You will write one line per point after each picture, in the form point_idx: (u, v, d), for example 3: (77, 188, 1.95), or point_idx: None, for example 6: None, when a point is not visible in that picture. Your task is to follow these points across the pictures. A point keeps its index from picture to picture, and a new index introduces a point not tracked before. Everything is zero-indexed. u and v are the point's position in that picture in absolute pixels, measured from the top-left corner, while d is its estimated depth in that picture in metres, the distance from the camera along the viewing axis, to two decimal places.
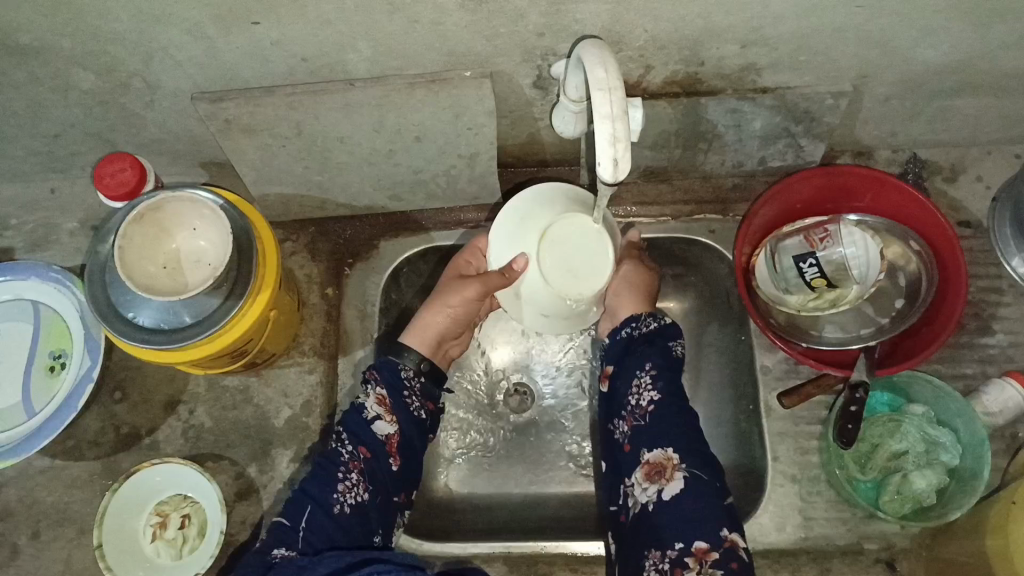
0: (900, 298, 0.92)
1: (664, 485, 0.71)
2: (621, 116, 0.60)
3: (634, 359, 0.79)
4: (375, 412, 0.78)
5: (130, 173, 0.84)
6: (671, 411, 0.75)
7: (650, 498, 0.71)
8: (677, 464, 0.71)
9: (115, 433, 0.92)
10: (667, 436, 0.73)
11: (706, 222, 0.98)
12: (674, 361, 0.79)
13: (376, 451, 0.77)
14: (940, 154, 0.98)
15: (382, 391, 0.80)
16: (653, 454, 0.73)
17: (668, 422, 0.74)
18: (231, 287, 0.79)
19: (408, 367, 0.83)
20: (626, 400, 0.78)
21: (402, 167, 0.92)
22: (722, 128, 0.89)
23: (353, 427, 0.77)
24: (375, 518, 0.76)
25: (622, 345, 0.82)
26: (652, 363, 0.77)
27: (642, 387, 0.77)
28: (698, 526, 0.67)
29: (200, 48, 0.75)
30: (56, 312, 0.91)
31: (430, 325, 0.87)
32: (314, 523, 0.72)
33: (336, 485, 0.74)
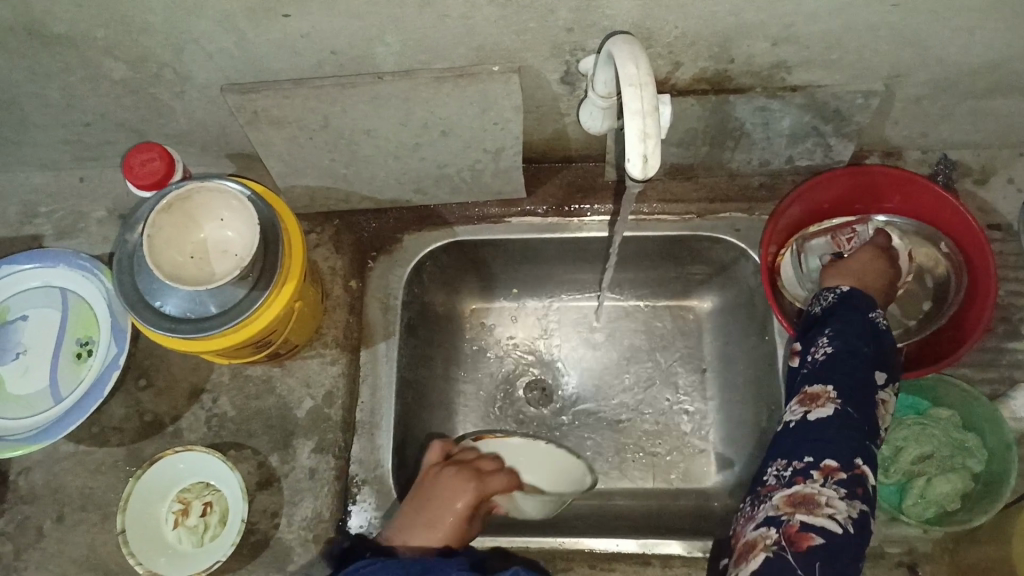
0: (927, 301, 0.91)
1: (809, 516, 0.69)
2: (651, 112, 0.59)
3: (844, 313, 0.81)
4: None
5: (158, 163, 0.85)
6: (844, 370, 0.76)
7: (808, 498, 0.70)
8: (831, 499, 0.69)
9: (140, 420, 0.93)
10: (819, 426, 0.74)
11: (731, 221, 0.97)
12: (870, 334, 0.79)
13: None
14: (970, 156, 0.97)
15: None
16: (813, 385, 0.77)
17: (842, 372, 0.76)
18: (256, 278, 0.79)
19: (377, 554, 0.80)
20: (806, 352, 0.81)
21: (428, 161, 0.92)
22: (750, 126, 0.88)
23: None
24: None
25: (861, 323, 0.80)
26: (837, 325, 0.80)
27: (820, 346, 0.79)
28: (833, 448, 0.72)
29: (231, 40, 0.76)
30: (83, 300, 0.93)
31: (441, 522, 0.82)
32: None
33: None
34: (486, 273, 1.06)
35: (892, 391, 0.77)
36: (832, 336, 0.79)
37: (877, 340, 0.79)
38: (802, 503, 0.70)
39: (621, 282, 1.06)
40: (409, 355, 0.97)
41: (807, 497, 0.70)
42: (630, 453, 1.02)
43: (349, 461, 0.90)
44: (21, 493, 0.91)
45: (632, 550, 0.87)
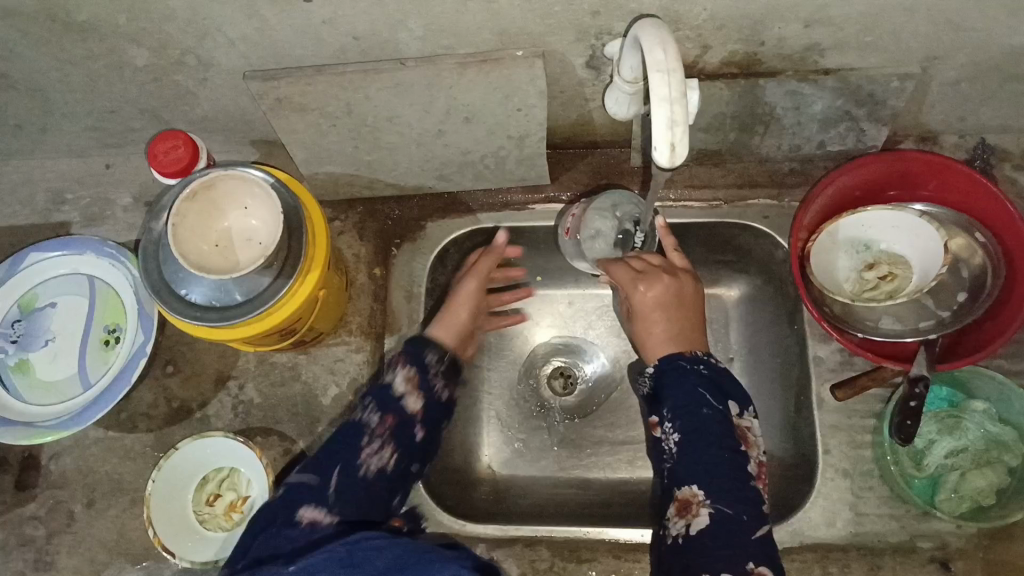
0: (962, 292, 0.87)
1: (691, 521, 0.69)
2: (679, 99, 0.58)
3: (681, 388, 0.75)
4: (402, 388, 0.85)
5: (182, 151, 0.85)
6: (698, 449, 0.71)
7: (679, 532, 0.69)
8: (702, 499, 0.69)
9: (168, 406, 0.94)
10: (692, 473, 0.71)
11: (761, 208, 0.95)
12: (706, 382, 0.75)
13: (398, 417, 0.83)
14: (1011, 140, 0.94)
15: (410, 368, 0.86)
16: (682, 488, 0.71)
17: (695, 458, 0.71)
18: (281, 266, 0.79)
19: (431, 355, 0.89)
20: (660, 451, 0.76)
21: (451, 148, 0.91)
22: (781, 111, 0.86)
23: (380, 393, 0.84)
24: (391, 480, 0.82)
25: (688, 377, 0.76)
26: (672, 404, 0.75)
27: (666, 433, 0.74)
28: (726, 560, 0.64)
29: (254, 26, 0.75)
30: (110, 287, 0.93)
31: (454, 319, 0.94)
32: (342, 480, 0.77)
33: (361, 450, 0.79)
34: (509, 261, 1.05)
35: (751, 416, 0.76)
36: (673, 414, 0.74)
37: (712, 394, 0.74)
38: (681, 508, 0.70)
39: None
40: None
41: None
42: None
43: None
44: (53, 477, 0.93)
45: None
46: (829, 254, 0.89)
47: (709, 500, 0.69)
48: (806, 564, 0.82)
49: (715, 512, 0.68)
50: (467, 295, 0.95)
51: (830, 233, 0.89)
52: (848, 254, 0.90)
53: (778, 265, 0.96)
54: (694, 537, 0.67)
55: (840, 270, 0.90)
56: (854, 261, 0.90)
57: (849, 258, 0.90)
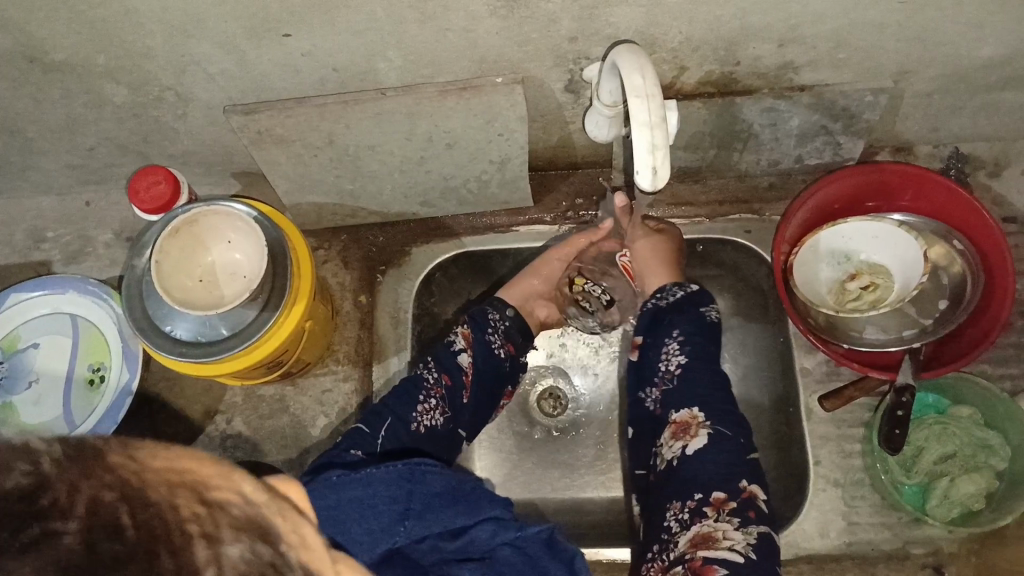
0: (943, 300, 0.88)
1: (688, 442, 0.73)
2: (659, 123, 0.59)
3: (662, 330, 0.81)
4: (460, 345, 0.84)
5: (164, 186, 0.85)
6: (700, 375, 0.76)
7: (675, 454, 0.74)
8: (703, 422, 0.73)
9: (155, 443, 0.93)
10: (689, 398, 0.75)
11: (742, 223, 0.97)
12: (707, 325, 0.80)
13: (456, 379, 0.82)
14: (983, 148, 0.95)
15: (468, 328, 0.86)
16: (681, 412, 0.75)
17: (695, 386, 0.76)
18: (267, 298, 0.79)
19: (495, 313, 0.89)
20: (656, 372, 0.80)
21: (434, 174, 0.91)
22: (759, 127, 0.87)
23: (440, 356, 0.83)
24: (444, 443, 0.81)
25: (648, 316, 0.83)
26: (681, 327, 0.79)
27: (670, 353, 0.78)
28: (714, 481, 0.70)
29: (233, 61, 0.75)
30: (94, 326, 0.92)
31: (523, 284, 0.94)
32: (391, 433, 0.77)
33: (417, 404, 0.79)
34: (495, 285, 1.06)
35: None
36: (682, 337, 0.79)
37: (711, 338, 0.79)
38: (681, 429, 0.74)
39: None
40: None
41: (706, 535, 0.67)
42: None
43: None
44: None
45: None
46: (811, 267, 0.91)
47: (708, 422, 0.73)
48: None
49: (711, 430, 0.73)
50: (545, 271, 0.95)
51: (810, 246, 0.90)
52: (830, 267, 0.91)
53: (761, 279, 0.97)
54: (687, 458, 0.72)
55: (822, 283, 0.91)
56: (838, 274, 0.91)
57: (831, 271, 0.91)
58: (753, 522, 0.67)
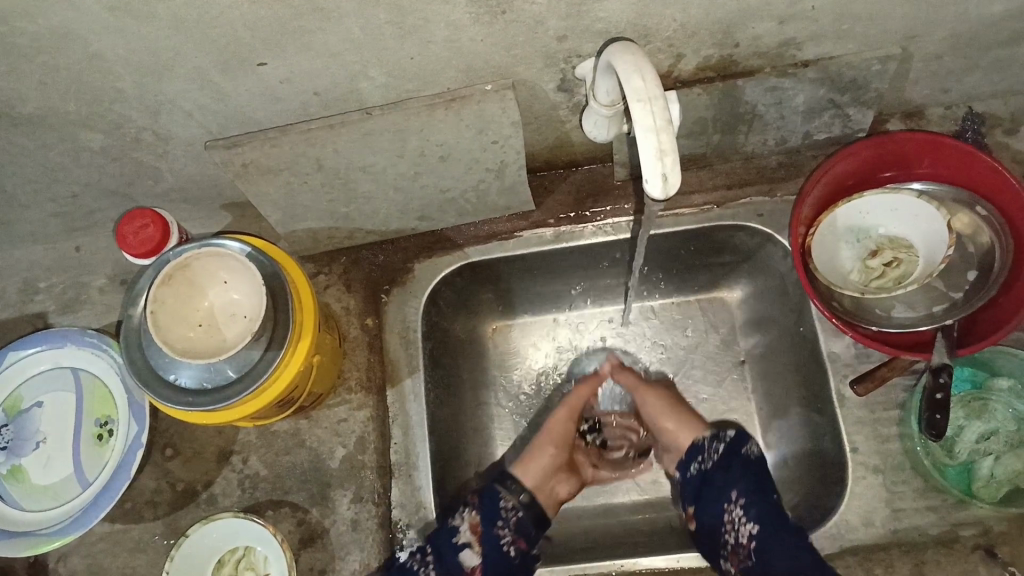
0: (972, 271, 0.85)
1: None
2: (665, 126, 0.55)
3: (715, 496, 0.85)
4: (465, 539, 0.82)
5: (152, 230, 0.82)
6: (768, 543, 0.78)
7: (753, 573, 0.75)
8: None
9: (172, 491, 0.91)
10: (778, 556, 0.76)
11: (754, 205, 0.92)
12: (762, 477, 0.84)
13: (491, 558, 0.83)
14: (998, 105, 0.91)
15: (475, 517, 0.84)
16: None
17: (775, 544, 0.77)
18: (270, 336, 0.76)
19: (508, 498, 0.88)
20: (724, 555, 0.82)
21: (430, 188, 0.88)
22: (763, 108, 0.83)
23: (447, 554, 0.82)
24: None
25: (695, 482, 0.88)
26: (742, 487, 0.83)
27: (736, 522, 0.81)
28: None
29: (208, 96, 0.72)
30: (96, 378, 0.90)
31: (535, 459, 0.92)
32: None
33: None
34: (503, 292, 1.03)
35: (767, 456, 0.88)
36: (744, 500, 0.82)
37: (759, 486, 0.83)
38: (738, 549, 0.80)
39: (645, 284, 1.04)
40: (436, 387, 0.95)
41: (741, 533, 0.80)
42: None
43: (391, 507, 0.88)
44: None
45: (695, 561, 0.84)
46: (829, 248, 0.87)
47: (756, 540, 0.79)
48: (848, 570, 0.79)
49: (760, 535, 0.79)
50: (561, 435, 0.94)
51: (825, 227, 0.87)
52: (852, 249, 0.87)
53: (779, 262, 0.93)
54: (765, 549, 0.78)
55: (843, 264, 0.87)
56: (859, 253, 0.87)
57: (852, 252, 0.87)
58: None
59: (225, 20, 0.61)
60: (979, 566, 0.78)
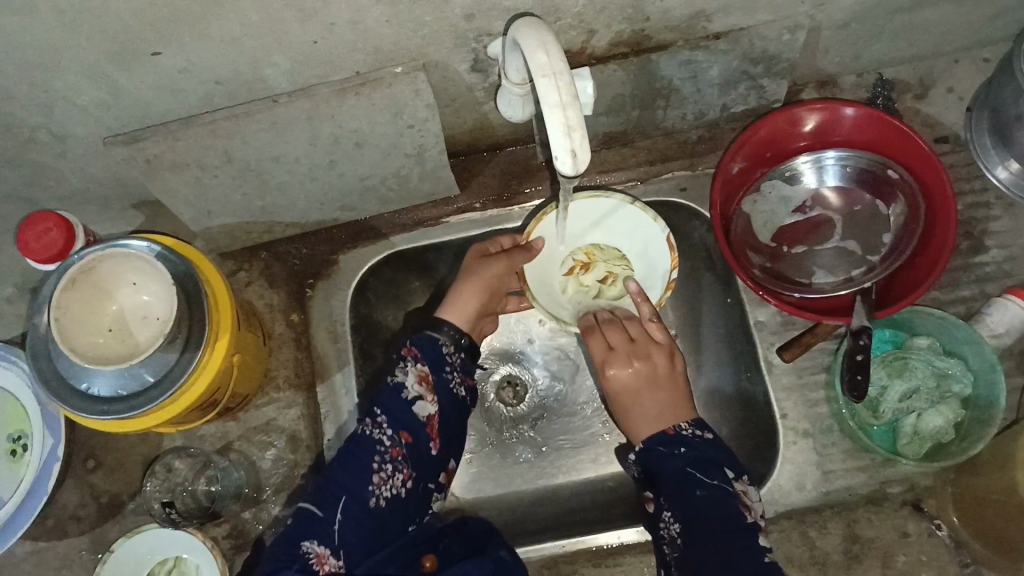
0: (888, 234, 0.86)
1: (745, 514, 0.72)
2: (571, 102, 0.54)
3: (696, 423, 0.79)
4: (415, 392, 0.80)
5: (55, 234, 0.78)
6: (695, 533, 0.71)
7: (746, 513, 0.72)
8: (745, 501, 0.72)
9: (97, 504, 0.87)
10: (703, 469, 0.74)
11: (676, 180, 0.93)
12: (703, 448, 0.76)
13: (416, 432, 0.79)
14: (907, 71, 0.93)
15: (423, 368, 0.81)
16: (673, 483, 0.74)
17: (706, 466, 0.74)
18: (186, 337, 0.73)
19: (447, 343, 0.84)
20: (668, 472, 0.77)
21: (348, 177, 0.85)
22: (679, 82, 0.83)
23: (394, 408, 0.79)
24: (405, 508, 0.79)
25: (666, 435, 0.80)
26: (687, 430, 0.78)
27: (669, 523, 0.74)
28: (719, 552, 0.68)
29: (102, 90, 0.68)
30: (7, 392, 0.85)
31: (466, 302, 0.86)
32: (347, 516, 0.75)
33: (372, 475, 0.77)
34: None
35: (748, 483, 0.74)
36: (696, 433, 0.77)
37: (704, 471, 0.74)
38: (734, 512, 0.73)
39: None
40: (370, 380, 0.93)
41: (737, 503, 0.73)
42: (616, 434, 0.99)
43: None
44: None
45: (634, 539, 0.87)
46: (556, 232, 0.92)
47: (705, 436, 0.77)
48: (783, 533, 0.82)
49: (691, 450, 0.76)
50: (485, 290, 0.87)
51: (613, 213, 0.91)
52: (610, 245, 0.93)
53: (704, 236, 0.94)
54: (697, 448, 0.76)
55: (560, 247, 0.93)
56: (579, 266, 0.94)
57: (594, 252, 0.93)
58: None
59: (110, 8, 0.58)
60: (907, 521, 0.81)
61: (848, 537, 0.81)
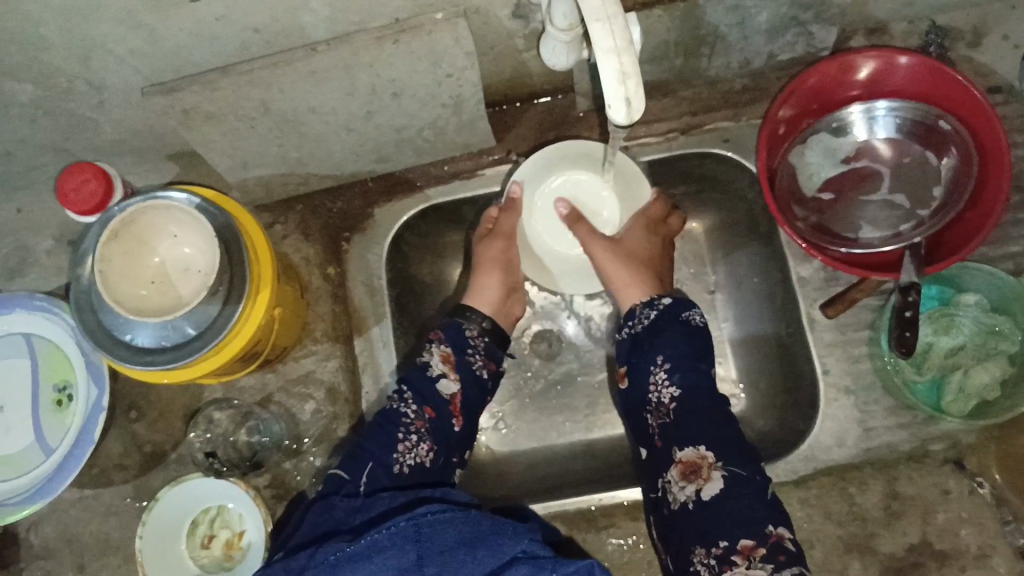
0: (938, 187, 0.84)
1: (701, 486, 0.69)
2: (626, 47, 0.53)
3: (644, 356, 0.78)
4: (440, 370, 0.81)
5: (95, 184, 0.78)
6: (694, 403, 0.74)
7: (688, 497, 0.70)
8: (714, 463, 0.70)
9: (140, 453, 0.89)
10: (693, 397, 0.74)
11: (719, 132, 0.91)
12: (692, 333, 0.78)
13: (440, 409, 0.79)
14: (961, 17, 0.90)
15: (446, 348, 0.82)
16: (686, 448, 0.72)
17: (700, 401, 0.74)
18: (228, 290, 0.73)
19: (472, 328, 0.86)
20: (648, 404, 0.77)
21: (384, 128, 0.84)
22: (725, 28, 0.81)
23: (421, 385, 0.79)
24: (432, 475, 0.78)
25: (629, 345, 0.80)
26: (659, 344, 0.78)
27: (660, 382, 0.76)
28: (738, 525, 0.66)
29: (141, 38, 0.67)
30: (51, 343, 0.87)
31: (488, 285, 0.89)
32: (375, 479, 0.73)
33: (397, 445, 0.75)
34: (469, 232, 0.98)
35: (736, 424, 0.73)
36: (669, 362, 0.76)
37: (678, 364, 0.76)
38: (692, 471, 0.70)
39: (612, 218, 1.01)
40: (406, 334, 0.93)
41: (695, 467, 0.70)
42: None
43: None
44: (34, 550, 0.87)
45: None
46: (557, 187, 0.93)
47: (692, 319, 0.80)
48: (823, 489, 0.81)
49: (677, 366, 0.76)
50: (508, 233, 0.90)
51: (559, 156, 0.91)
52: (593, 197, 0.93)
53: (746, 189, 0.93)
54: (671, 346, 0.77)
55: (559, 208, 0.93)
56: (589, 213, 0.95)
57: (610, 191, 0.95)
58: (784, 566, 0.63)
59: None
60: (949, 479, 0.81)
61: (889, 494, 0.81)
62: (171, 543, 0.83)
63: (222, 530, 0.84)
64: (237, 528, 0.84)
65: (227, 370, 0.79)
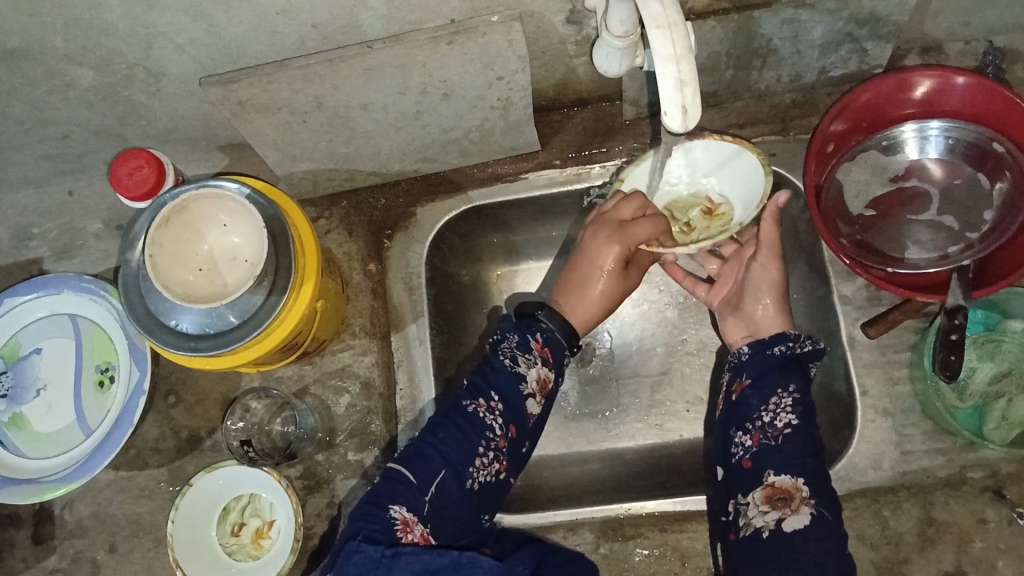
0: (989, 211, 0.82)
1: (785, 515, 0.67)
2: (685, 55, 0.53)
3: (772, 379, 0.74)
4: (532, 390, 0.74)
5: (147, 171, 0.79)
6: (805, 441, 0.71)
7: (767, 524, 0.68)
8: (806, 497, 0.67)
9: (176, 438, 0.90)
10: (806, 433, 0.71)
11: (767, 145, 0.91)
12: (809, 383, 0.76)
13: (522, 429, 0.75)
14: (1019, 39, 0.88)
15: (547, 371, 0.76)
16: (780, 475, 0.69)
17: (809, 441, 0.71)
18: (273, 280, 0.74)
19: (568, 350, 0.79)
20: (752, 422, 0.73)
21: (432, 128, 0.85)
22: (778, 42, 0.80)
23: (511, 398, 0.73)
24: (492, 494, 0.74)
25: (768, 363, 0.76)
26: (787, 378, 0.75)
27: (779, 406, 0.72)
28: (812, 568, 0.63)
29: (201, 29, 0.69)
30: (95, 324, 0.88)
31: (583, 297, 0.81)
32: (443, 489, 0.69)
33: (474, 458, 0.71)
34: (509, 236, 1.00)
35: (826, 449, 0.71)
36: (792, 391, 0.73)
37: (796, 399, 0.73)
38: (780, 498, 0.68)
39: None
40: (442, 333, 0.94)
41: (787, 497, 0.68)
42: (683, 402, 0.98)
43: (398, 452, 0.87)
44: (69, 527, 0.89)
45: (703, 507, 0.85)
46: None
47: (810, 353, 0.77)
48: (856, 511, 0.81)
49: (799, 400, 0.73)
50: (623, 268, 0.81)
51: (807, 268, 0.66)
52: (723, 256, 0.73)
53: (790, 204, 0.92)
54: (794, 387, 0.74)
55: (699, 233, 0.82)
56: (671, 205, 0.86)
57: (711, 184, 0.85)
58: None
59: None
60: (987, 507, 0.79)
61: (923, 519, 0.80)
62: (200, 529, 0.84)
63: (251, 518, 0.85)
64: (266, 517, 0.85)
65: (268, 360, 0.80)
